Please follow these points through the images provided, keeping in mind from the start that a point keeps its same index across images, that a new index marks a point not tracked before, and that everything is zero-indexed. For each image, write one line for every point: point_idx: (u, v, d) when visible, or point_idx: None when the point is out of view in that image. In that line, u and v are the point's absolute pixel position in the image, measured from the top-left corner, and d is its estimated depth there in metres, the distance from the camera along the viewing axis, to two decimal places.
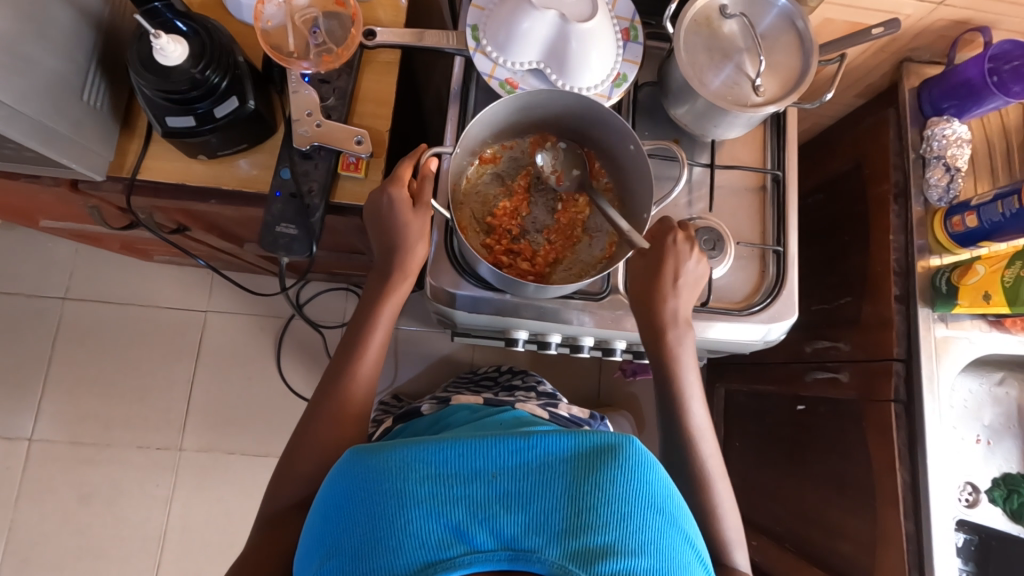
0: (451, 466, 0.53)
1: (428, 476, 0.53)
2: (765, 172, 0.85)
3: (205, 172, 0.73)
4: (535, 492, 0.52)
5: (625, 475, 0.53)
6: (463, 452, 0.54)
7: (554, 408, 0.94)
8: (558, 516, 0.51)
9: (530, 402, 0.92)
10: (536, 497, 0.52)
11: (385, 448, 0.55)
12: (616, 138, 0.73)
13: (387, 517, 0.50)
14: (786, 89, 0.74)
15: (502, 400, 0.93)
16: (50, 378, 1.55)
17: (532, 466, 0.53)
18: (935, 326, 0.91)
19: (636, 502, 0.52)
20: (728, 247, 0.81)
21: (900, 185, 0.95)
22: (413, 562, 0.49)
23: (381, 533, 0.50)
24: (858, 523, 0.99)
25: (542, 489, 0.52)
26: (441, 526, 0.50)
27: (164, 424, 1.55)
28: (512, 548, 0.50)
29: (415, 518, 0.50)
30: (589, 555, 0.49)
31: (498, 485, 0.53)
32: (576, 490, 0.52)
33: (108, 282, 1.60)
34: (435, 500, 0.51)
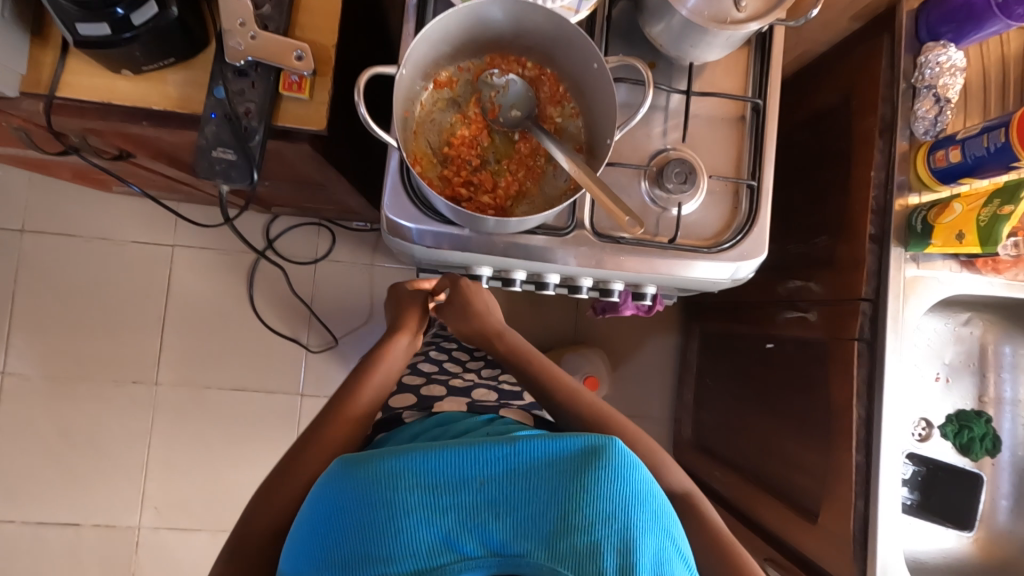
0: (443, 476, 0.55)
1: (418, 485, 0.55)
2: (745, 101, 0.80)
3: (132, 90, 0.67)
4: (522, 499, 0.55)
5: (610, 479, 0.55)
6: (451, 461, 0.56)
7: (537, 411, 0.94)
8: (546, 520, 0.54)
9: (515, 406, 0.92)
10: (525, 503, 0.55)
11: (376, 459, 0.56)
12: (579, 57, 0.67)
13: (379, 527, 0.54)
14: (771, 4, 0.67)
15: (488, 406, 0.91)
16: (16, 314, 1.52)
17: (518, 473, 0.56)
18: (906, 266, 0.90)
19: (623, 506, 0.54)
20: (700, 180, 0.77)
21: (888, 118, 0.90)
22: (408, 568, 0.53)
23: (377, 543, 0.54)
24: (814, 455, 1.03)
25: (528, 495, 0.55)
26: (436, 535, 0.54)
27: (139, 359, 1.55)
28: (500, 552, 0.54)
29: (411, 528, 0.54)
30: (574, 558, 0.53)
31: (485, 492, 0.55)
32: (563, 497, 0.55)
33: (67, 215, 1.54)
34: (427, 511, 0.54)
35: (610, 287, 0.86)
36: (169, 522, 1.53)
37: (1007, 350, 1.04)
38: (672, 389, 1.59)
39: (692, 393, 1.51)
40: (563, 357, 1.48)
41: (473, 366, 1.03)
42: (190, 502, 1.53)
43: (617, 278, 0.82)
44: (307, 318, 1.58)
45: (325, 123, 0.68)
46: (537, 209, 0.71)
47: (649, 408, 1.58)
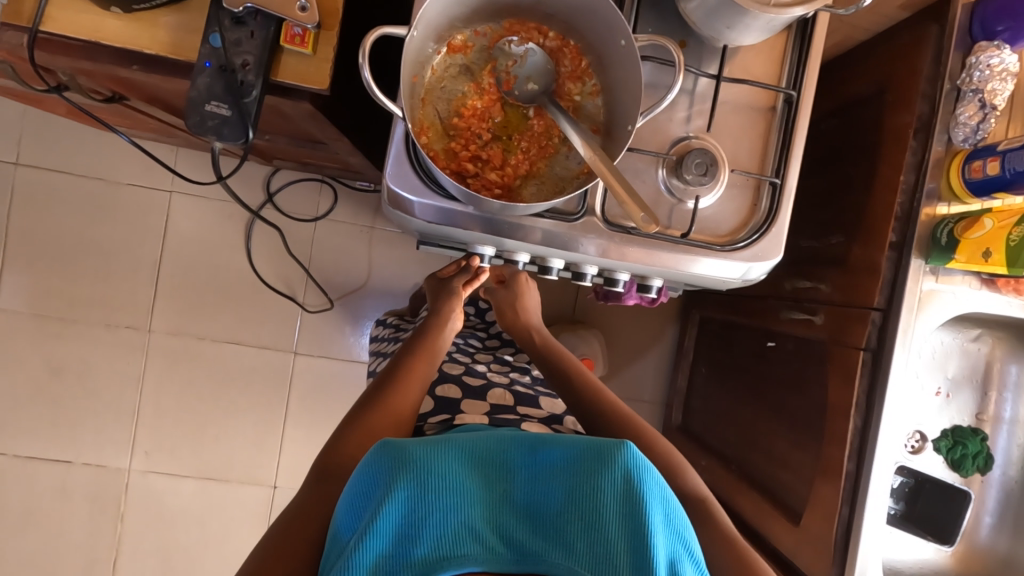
0: (471, 465, 0.59)
1: (450, 471, 0.57)
2: (778, 91, 0.75)
3: (120, 30, 0.62)
4: (544, 494, 0.58)
5: (628, 477, 0.57)
6: (482, 453, 0.60)
7: (558, 424, 0.90)
8: (566, 516, 0.56)
9: (534, 411, 0.92)
10: (546, 500, 0.57)
11: (411, 443, 0.59)
12: (606, 31, 0.62)
13: (409, 507, 0.55)
14: None
15: (508, 420, 0.87)
16: (7, 249, 1.49)
17: (543, 470, 0.59)
18: (923, 278, 0.86)
19: (641, 505, 0.55)
20: (721, 173, 0.73)
21: (924, 118, 0.85)
22: (431, 553, 0.53)
23: (403, 524, 0.54)
24: (803, 457, 1.02)
25: (550, 490, 0.58)
26: (461, 520, 0.55)
27: (132, 304, 1.53)
28: (522, 549, 0.55)
29: (439, 512, 0.55)
30: (589, 554, 0.54)
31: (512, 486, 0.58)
32: (582, 494, 0.56)
33: (61, 151, 1.49)
34: (456, 497, 0.56)
35: (616, 278, 0.82)
36: (158, 466, 1.54)
37: (1013, 369, 1.02)
38: (666, 375, 1.58)
39: (686, 380, 1.50)
40: (559, 336, 1.47)
41: (483, 366, 1.02)
42: (178, 448, 1.55)
43: (626, 268, 0.79)
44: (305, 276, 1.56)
45: (327, 83, 0.63)
46: (547, 196, 0.68)
47: (642, 392, 1.58)
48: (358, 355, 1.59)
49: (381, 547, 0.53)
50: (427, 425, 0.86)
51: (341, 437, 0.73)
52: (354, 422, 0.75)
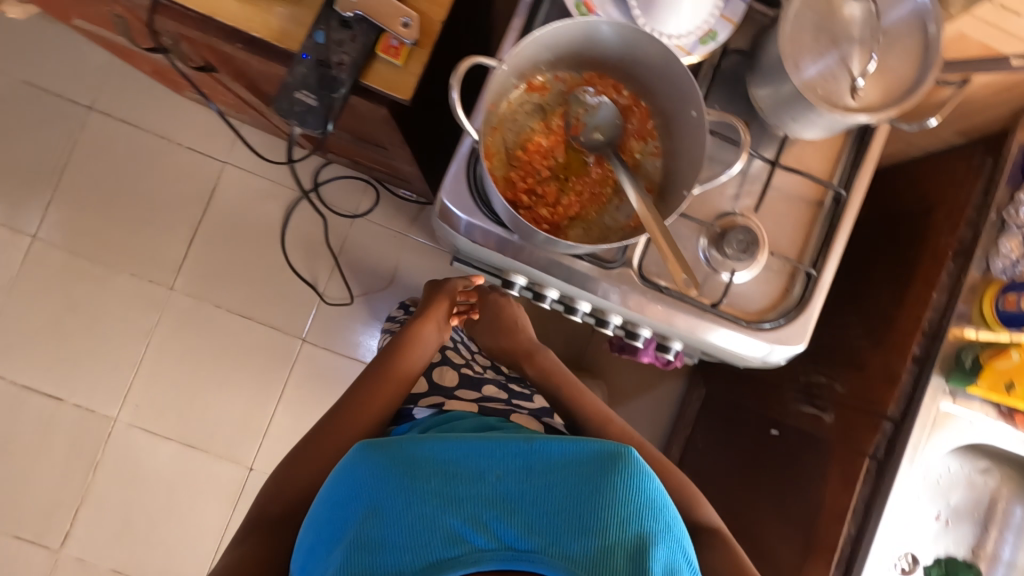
0: (482, 463, 0.63)
1: (441, 472, 0.61)
2: (828, 187, 0.77)
3: (237, 12, 0.67)
4: (540, 493, 0.60)
5: (624, 479, 0.61)
6: (475, 451, 0.63)
7: (549, 418, 0.89)
8: (562, 516, 0.59)
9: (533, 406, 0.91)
10: (540, 500, 0.60)
11: (432, 442, 0.65)
12: (680, 101, 0.66)
13: (400, 507, 0.58)
14: (889, 101, 0.63)
15: (498, 409, 0.86)
16: (61, 185, 1.55)
17: (535, 470, 0.62)
18: (941, 398, 0.86)
19: (635, 505, 0.60)
20: (760, 253, 0.75)
21: (965, 243, 0.87)
22: (422, 557, 0.56)
23: (393, 524, 0.58)
24: (789, 555, 1.00)
25: (543, 491, 0.61)
26: (453, 520, 0.58)
27: (161, 260, 1.57)
28: (515, 547, 0.57)
29: (451, 502, 0.59)
30: (586, 553, 0.57)
31: (504, 482, 0.61)
32: (579, 493, 0.60)
33: (135, 105, 1.57)
34: (446, 498, 0.59)
35: (638, 332, 0.83)
36: (145, 422, 1.55)
37: (1017, 511, 1.00)
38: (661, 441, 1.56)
39: (680, 449, 1.48)
40: None
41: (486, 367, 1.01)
42: (168, 409, 1.55)
43: (648, 325, 0.80)
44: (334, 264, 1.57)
45: (410, 94, 0.67)
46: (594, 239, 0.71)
47: None
48: (363, 356, 1.60)
49: (376, 543, 0.57)
50: (416, 408, 0.87)
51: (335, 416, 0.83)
52: (340, 407, 0.83)
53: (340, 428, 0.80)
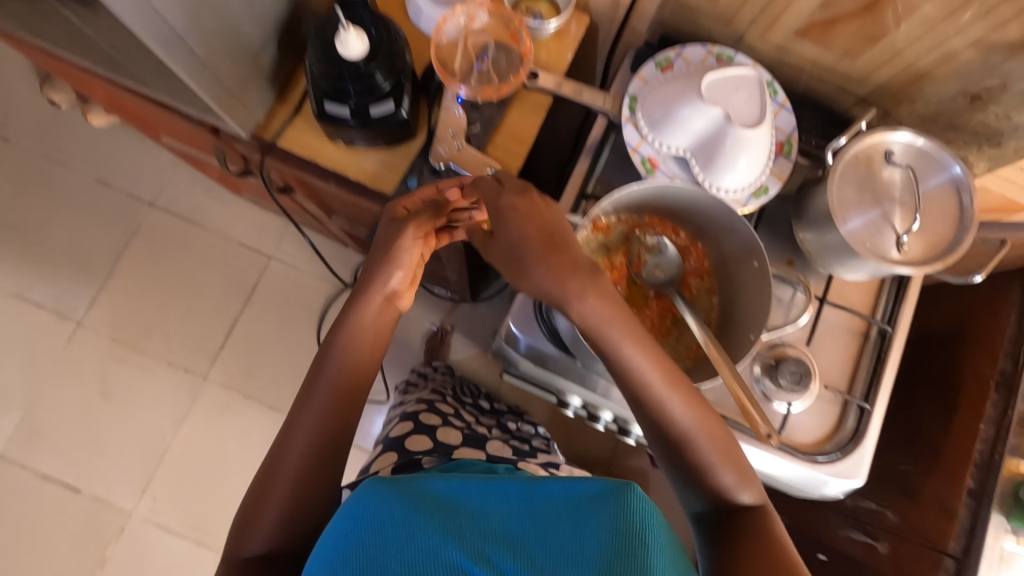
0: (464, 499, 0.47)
1: (413, 508, 0.45)
2: (873, 322, 0.81)
3: (338, 157, 0.75)
4: (540, 537, 0.44)
5: (636, 525, 0.43)
6: (459, 487, 0.48)
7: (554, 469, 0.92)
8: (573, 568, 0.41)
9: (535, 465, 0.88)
10: (540, 546, 0.43)
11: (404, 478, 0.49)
12: (742, 249, 0.68)
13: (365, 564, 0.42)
14: (933, 255, 0.69)
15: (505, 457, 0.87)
16: (112, 274, 1.62)
17: (536, 510, 0.46)
18: (1003, 536, 0.86)
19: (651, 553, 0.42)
20: (812, 384, 0.77)
21: (1006, 374, 0.89)
22: None
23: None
24: None
25: (546, 533, 0.44)
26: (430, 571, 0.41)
27: (198, 349, 1.60)
28: None
29: (413, 550, 0.43)
30: None
31: (499, 525, 0.45)
32: (586, 541, 0.42)
33: (192, 202, 1.67)
34: (422, 538, 0.43)
35: None
36: (160, 517, 1.50)
37: None
38: None
39: None
40: None
41: (485, 429, 0.98)
42: (186, 504, 1.51)
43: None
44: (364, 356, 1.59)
45: None
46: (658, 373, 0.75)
47: None
48: None
49: None
50: (424, 458, 0.80)
51: (331, 359, 0.64)
52: (353, 317, 0.66)
53: (326, 416, 0.62)
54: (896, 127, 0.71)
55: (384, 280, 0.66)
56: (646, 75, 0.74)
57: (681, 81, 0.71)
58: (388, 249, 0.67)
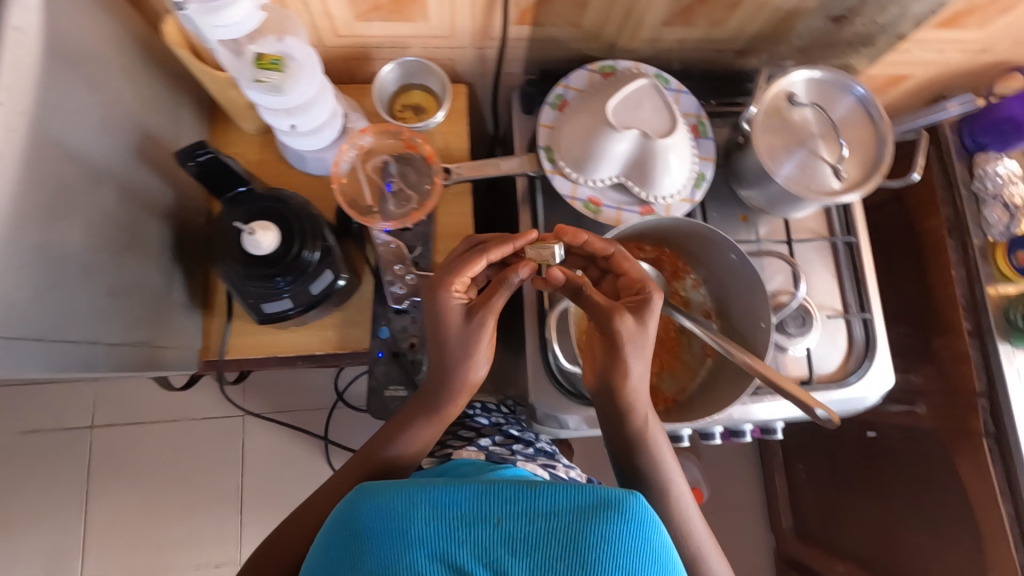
0: (460, 508, 0.45)
1: (432, 516, 0.45)
2: (838, 239, 0.85)
3: (297, 339, 0.69)
4: (534, 545, 0.44)
5: (626, 533, 0.44)
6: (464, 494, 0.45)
7: (557, 471, 0.73)
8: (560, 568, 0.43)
9: (534, 463, 0.70)
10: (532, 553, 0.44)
11: (384, 485, 0.47)
12: (713, 246, 0.69)
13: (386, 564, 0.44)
14: (867, 170, 0.72)
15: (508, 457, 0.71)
16: (92, 511, 1.46)
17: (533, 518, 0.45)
18: (1015, 357, 0.90)
19: (639, 560, 0.44)
20: (814, 319, 0.82)
21: (953, 219, 0.97)
22: None
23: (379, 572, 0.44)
24: (958, 550, 0.99)
25: (543, 542, 0.44)
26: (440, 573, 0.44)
27: (218, 539, 1.48)
28: None
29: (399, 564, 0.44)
30: None
31: (503, 531, 0.44)
32: (569, 548, 0.43)
33: (138, 403, 1.51)
34: (438, 544, 0.44)
35: (744, 428, 0.86)
36: None
37: None
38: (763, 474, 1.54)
39: (787, 478, 1.46)
40: None
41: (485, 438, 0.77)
42: None
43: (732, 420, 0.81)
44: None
45: None
46: (686, 407, 0.73)
47: (744, 501, 1.52)
48: None
49: None
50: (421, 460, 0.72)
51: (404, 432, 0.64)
52: (428, 411, 0.63)
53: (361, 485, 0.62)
54: (789, 70, 0.73)
55: (469, 372, 0.61)
56: (548, 122, 0.74)
57: (584, 114, 0.70)
58: (449, 319, 0.59)
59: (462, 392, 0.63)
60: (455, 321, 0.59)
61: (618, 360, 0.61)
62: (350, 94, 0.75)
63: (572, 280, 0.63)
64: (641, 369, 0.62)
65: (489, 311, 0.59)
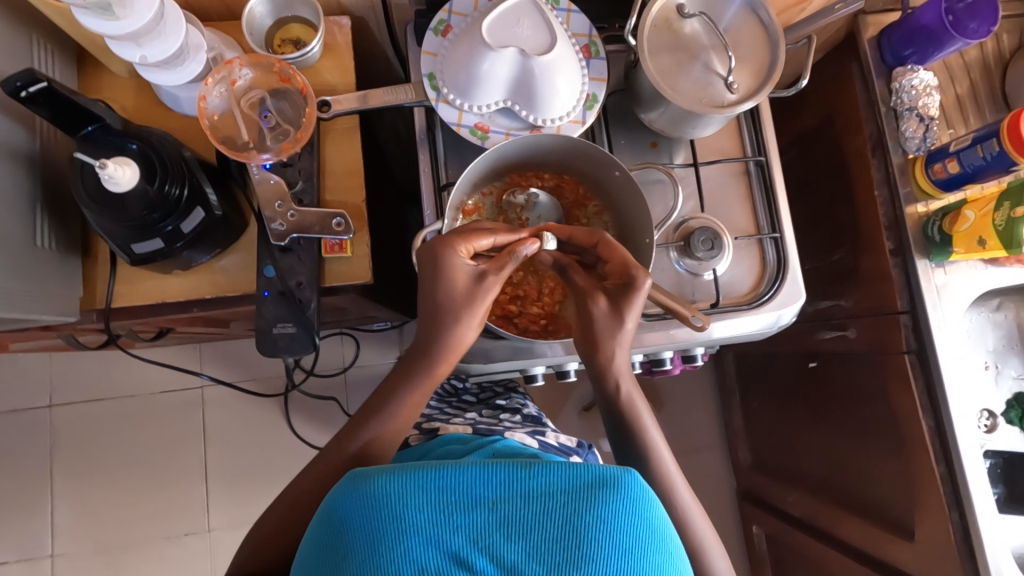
0: (453, 492, 0.47)
1: (430, 502, 0.46)
2: (748, 160, 0.84)
3: (183, 285, 0.68)
4: (532, 525, 0.46)
5: (619, 511, 0.46)
6: (462, 478, 0.47)
7: (541, 437, 0.85)
8: (556, 547, 0.45)
9: (520, 432, 0.82)
10: (528, 533, 0.46)
11: (373, 472, 0.48)
12: (599, 165, 0.71)
13: (384, 547, 0.46)
14: (760, 80, 0.70)
15: (492, 428, 0.84)
16: (37, 498, 1.36)
17: (530, 499, 0.46)
18: (933, 274, 0.90)
19: (632, 537, 0.46)
20: (725, 242, 0.80)
21: (875, 136, 0.94)
22: None
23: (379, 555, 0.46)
24: (890, 468, 1.00)
25: (539, 522, 0.46)
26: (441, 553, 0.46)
27: (190, 508, 1.38)
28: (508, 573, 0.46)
29: (394, 549, 0.46)
30: None
31: (499, 513, 0.46)
32: (562, 528, 0.46)
33: (92, 377, 1.40)
34: (436, 528, 0.46)
35: (661, 356, 0.87)
36: None
37: None
38: (720, 416, 1.55)
39: (741, 417, 1.47)
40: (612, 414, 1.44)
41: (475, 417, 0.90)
42: None
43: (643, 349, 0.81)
44: (334, 423, 1.42)
45: (371, 274, 0.70)
46: None
47: (702, 443, 1.53)
48: None
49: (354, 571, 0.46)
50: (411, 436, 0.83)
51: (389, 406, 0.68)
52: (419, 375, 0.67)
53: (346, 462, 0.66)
54: None
55: (459, 333, 0.65)
56: (432, 49, 0.71)
57: (462, 36, 0.68)
58: (451, 281, 0.63)
59: (454, 352, 0.66)
60: (461, 278, 0.63)
61: (593, 339, 0.67)
62: (222, 30, 0.72)
63: (558, 259, 0.68)
64: (620, 349, 0.67)
65: (496, 276, 0.63)
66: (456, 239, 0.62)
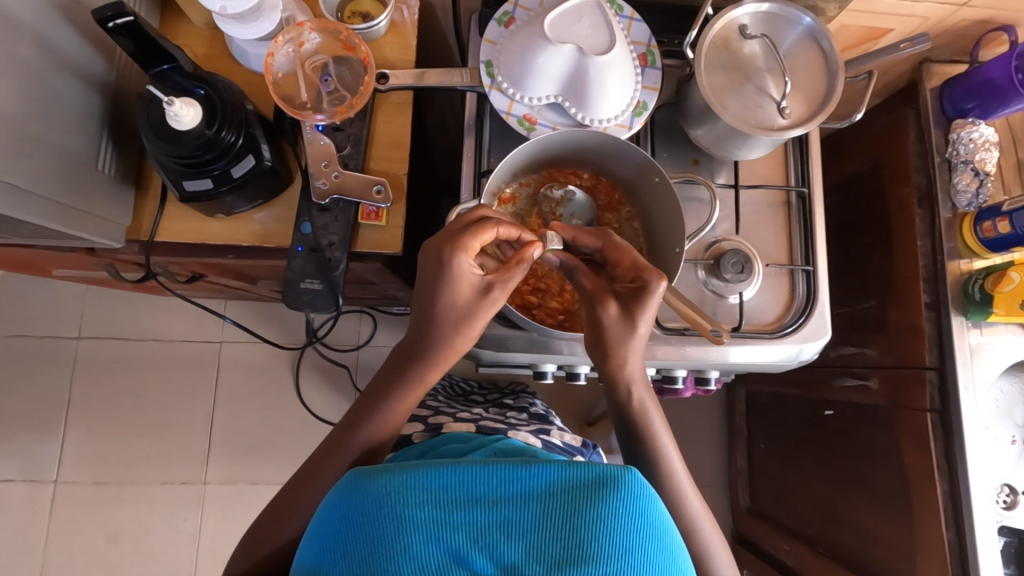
0: (453, 491, 0.46)
1: (432, 500, 0.46)
2: (790, 189, 0.83)
3: (222, 230, 0.71)
4: (535, 525, 0.45)
5: (623, 511, 0.45)
6: (463, 476, 0.46)
7: (545, 436, 0.85)
8: (560, 547, 0.44)
9: (524, 431, 0.82)
10: (530, 535, 0.45)
11: (375, 472, 0.47)
12: (640, 172, 0.72)
13: (386, 544, 0.44)
14: (813, 109, 0.70)
15: (496, 427, 0.83)
16: (49, 420, 1.41)
17: (533, 497, 0.46)
18: (968, 333, 0.87)
19: (637, 537, 0.45)
20: (755, 267, 0.79)
21: (924, 188, 0.92)
22: None
23: (381, 555, 0.44)
24: (894, 529, 0.96)
25: (542, 522, 0.45)
26: (442, 550, 0.44)
27: (187, 457, 1.41)
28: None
29: (393, 547, 0.44)
30: None
31: (501, 511, 0.45)
32: (565, 528, 0.45)
33: (117, 317, 1.45)
34: (437, 525, 0.45)
35: (673, 374, 0.86)
36: None
37: None
38: (723, 453, 1.51)
39: (746, 456, 1.43)
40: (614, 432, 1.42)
41: (482, 415, 0.90)
42: None
43: (657, 363, 0.80)
44: (339, 394, 1.44)
45: (400, 245, 0.72)
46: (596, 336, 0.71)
47: (701, 477, 1.49)
48: None
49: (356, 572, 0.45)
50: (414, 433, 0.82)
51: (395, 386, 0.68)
52: (407, 369, 0.67)
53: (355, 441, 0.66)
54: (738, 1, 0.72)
55: (461, 334, 0.65)
56: (492, 37, 0.73)
57: (523, 28, 0.69)
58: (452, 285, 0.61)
59: (453, 344, 0.66)
60: (463, 282, 0.61)
61: (602, 345, 0.64)
62: None
63: (568, 260, 0.68)
64: (635, 352, 0.64)
65: (501, 287, 0.62)
66: (460, 240, 0.59)
